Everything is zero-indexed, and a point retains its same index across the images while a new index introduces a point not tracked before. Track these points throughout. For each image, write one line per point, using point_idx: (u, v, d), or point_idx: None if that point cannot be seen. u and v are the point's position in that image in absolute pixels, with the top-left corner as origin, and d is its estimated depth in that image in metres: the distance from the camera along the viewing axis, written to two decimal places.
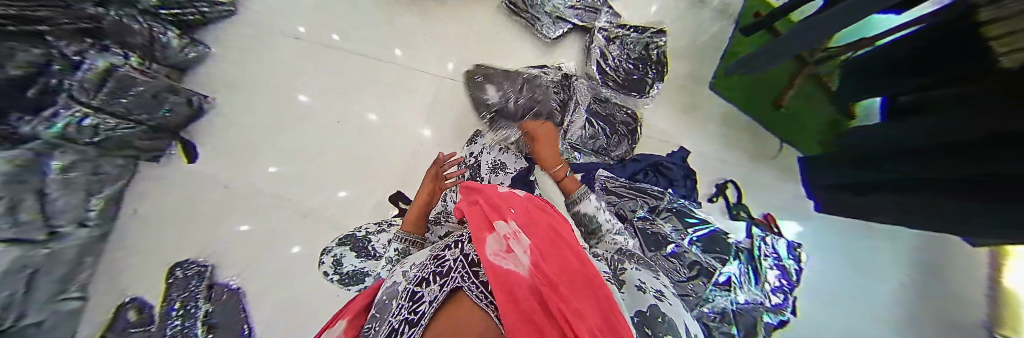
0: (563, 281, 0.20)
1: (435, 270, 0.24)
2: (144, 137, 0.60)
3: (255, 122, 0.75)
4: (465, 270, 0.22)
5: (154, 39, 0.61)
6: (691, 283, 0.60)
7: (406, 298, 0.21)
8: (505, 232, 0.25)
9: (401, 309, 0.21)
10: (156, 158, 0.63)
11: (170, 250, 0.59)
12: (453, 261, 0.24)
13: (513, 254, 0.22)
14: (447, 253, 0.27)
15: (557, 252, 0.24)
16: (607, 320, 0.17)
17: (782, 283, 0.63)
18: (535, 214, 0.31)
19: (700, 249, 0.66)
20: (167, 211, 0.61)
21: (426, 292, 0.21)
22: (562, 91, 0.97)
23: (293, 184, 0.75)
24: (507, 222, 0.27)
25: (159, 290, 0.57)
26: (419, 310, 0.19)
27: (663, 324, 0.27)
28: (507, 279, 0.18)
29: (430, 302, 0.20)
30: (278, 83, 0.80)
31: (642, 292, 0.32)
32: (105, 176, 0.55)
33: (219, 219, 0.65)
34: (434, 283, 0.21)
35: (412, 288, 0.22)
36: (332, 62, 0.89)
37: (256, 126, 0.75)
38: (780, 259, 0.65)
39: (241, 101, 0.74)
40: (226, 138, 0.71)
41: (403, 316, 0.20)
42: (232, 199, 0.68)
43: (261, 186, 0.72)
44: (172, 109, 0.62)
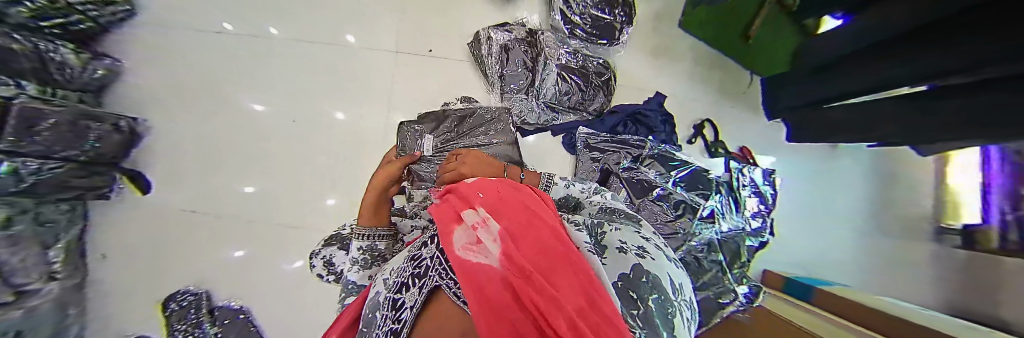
0: (539, 265, 0.18)
1: (414, 272, 0.25)
2: (72, 174, 0.51)
3: (200, 139, 0.66)
4: (441, 268, 0.22)
5: (46, 59, 0.51)
6: (679, 221, 0.64)
7: (389, 308, 0.24)
8: (473, 221, 0.25)
9: (386, 319, 0.23)
10: (106, 195, 0.58)
11: (154, 288, 0.60)
12: (429, 260, 0.25)
13: (482, 246, 0.21)
14: (424, 251, 0.27)
15: (531, 226, 0.23)
16: (589, 299, 0.16)
17: (760, 208, 0.68)
18: (505, 191, 0.29)
19: (684, 189, 0.68)
20: (136, 248, 0.59)
21: (407, 299, 0.23)
22: (529, 48, 0.87)
23: (265, 201, 0.68)
24: (475, 210, 0.26)
25: (159, 322, 0.60)
26: (402, 318, 0.22)
27: (646, 285, 0.26)
28: (474, 276, 0.18)
29: (412, 307, 0.22)
30: (212, 91, 0.69)
31: (625, 253, 0.30)
32: (55, 226, 0.51)
33: (197, 248, 0.62)
34: (413, 287, 0.23)
35: (394, 296, 0.25)
36: (266, 54, 0.75)
37: (204, 144, 0.66)
38: (757, 186, 0.69)
39: (176, 119, 0.65)
40: (175, 163, 0.64)
41: (389, 326, 0.22)
42: (200, 225, 0.64)
43: (231, 210, 0.66)
44: (100, 138, 0.53)
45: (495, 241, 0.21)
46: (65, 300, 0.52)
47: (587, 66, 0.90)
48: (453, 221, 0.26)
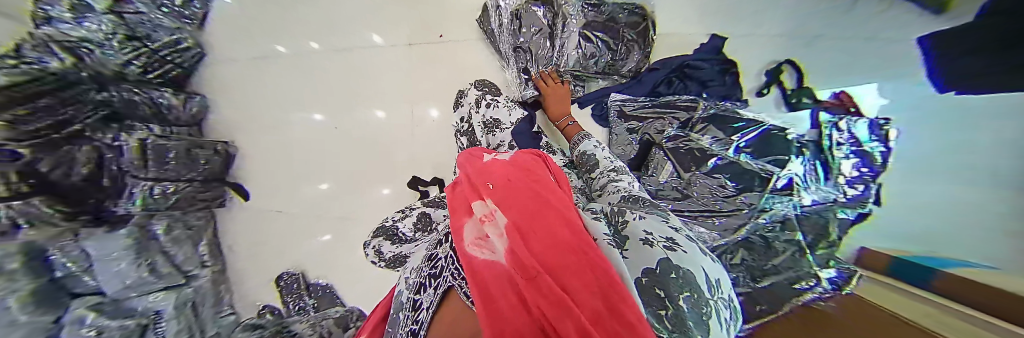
0: (547, 259, 0.18)
1: (430, 272, 0.26)
2: (200, 189, 0.67)
3: (273, 151, 0.79)
4: (453, 268, 0.23)
5: (158, 105, 0.62)
6: (742, 196, 0.54)
7: (410, 309, 0.25)
8: (480, 215, 0.25)
9: (408, 320, 0.25)
10: (223, 204, 0.72)
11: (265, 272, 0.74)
12: (443, 260, 0.26)
13: (489, 243, 0.22)
14: (439, 250, 0.28)
15: (537, 213, 0.22)
16: (604, 296, 0.15)
17: (863, 173, 0.45)
18: (510, 175, 0.28)
19: (751, 156, 0.57)
20: (253, 243, 0.73)
21: (424, 299, 0.24)
22: (547, 12, 0.83)
23: (334, 198, 0.83)
24: (483, 203, 0.27)
25: (274, 294, 0.70)
26: (417, 319, 0.23)
27: (676, 281, 0.25)
28: (482, 276, 0.19)
29: (426, 308, 0.23)
30: (273, 109, 0.80)
31: (650, 247, 0.28)
32: (197, 229, 0.65)
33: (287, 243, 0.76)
34: (430, 287, 0.25)
35: (413, 296, 0.26)
36: (309, 68, 0.85)
37: (275, 156, 0.79)
38: (858, 143, 0.46)
39: (255, 137, 0.77)
40: (259, 174, 0.77)
41: (408, 326, 0.24)
42: (286, 222, 0.77)
43: (309, 205, 0.80)
44: (207, 161, 0.68)
45: (501, 237, 0.22)
46: (219, 280, 0.65)
47: (615, 19, 0.82)
48: (465, 214, 0.27)
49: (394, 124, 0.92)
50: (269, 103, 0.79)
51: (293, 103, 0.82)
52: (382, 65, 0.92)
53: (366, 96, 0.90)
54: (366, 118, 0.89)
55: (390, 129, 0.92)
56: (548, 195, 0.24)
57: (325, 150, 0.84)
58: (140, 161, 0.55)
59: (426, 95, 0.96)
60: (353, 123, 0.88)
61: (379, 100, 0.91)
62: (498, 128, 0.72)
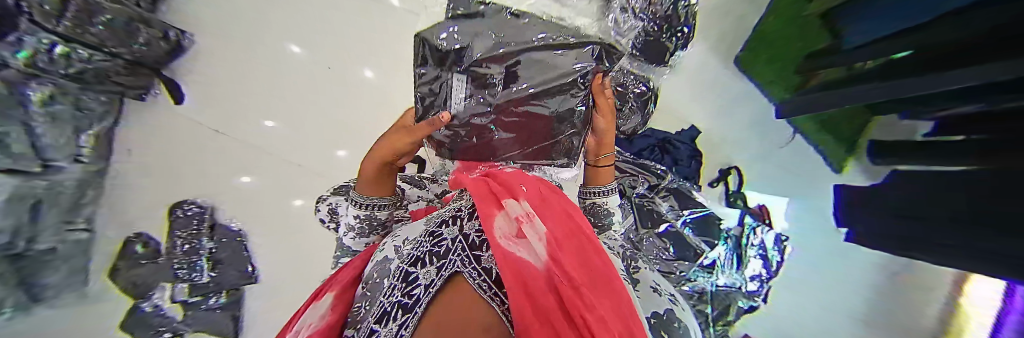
0: (584, 279, 0.18)
1: (431, 249, 0.24)
2: (123, 73, 0.55)
3: (235, 66, 0.69)
4: (465, 254, 0.21)
5: None
6: (677, 262, 0.63)
7: (400, 278, 0.23)
8: (516, 214, 0.24)
9: (394, 291, 0.22)
10: (143, 98, 0.59)
11: (165, 194, 0.61)
12: (451, 242, 0.24)
13: (527, 240, 0.21)
14: (445, 230, 0.26)
15: (574, 241, 0.23)
16: (627, 328, 0.16)
17: (762, 272, 0.62)
18: (548, 195, 0.28)
19: (694, 232, 0.66)
20: (164, 158, 0.61)
21: (421, 276, 0.22)
22: None
23: (281, 138, 0.74)
24: (519, 203, 0.25)
25: (162, 226, 0.61)
26: (413, 294, 0.20)
27: (679, 331, 0.27)
28: (520, 269, 0.18)
29: (424, 286, 0.20)
30: (251, 26, 0.71)
31: (659, 294, 0.31)
32: (90, 112, 0.52)
33: (206, 171, 0.66)
34: (430, 265, 0.22)
35: (407, 267, 0.24)
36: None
37: (237, 74, 0.69)
38: (764, 250, 0.62)
39: (218, 44, 0.67)
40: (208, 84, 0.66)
41: (397, 298, 0.21)
42: (218, 148, 0.66)
43: (256, 141, 0.71)
44: (147, 43, 0.56)
45: (541, 241, 0.21)
46: (86, 183, 0.53)
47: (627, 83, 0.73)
48: (495, 206, 0.25)
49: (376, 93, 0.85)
50: (263, 21, 0.72)
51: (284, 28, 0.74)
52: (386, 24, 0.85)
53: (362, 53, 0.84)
54: (355, 75, 0.83)
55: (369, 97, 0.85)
56: (588, 227, 0.25)
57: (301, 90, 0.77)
58: (54, 9, 0.43)
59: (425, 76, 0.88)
60: (340, 70, 0.81)
61: (373, 60, 0.85)
62: None
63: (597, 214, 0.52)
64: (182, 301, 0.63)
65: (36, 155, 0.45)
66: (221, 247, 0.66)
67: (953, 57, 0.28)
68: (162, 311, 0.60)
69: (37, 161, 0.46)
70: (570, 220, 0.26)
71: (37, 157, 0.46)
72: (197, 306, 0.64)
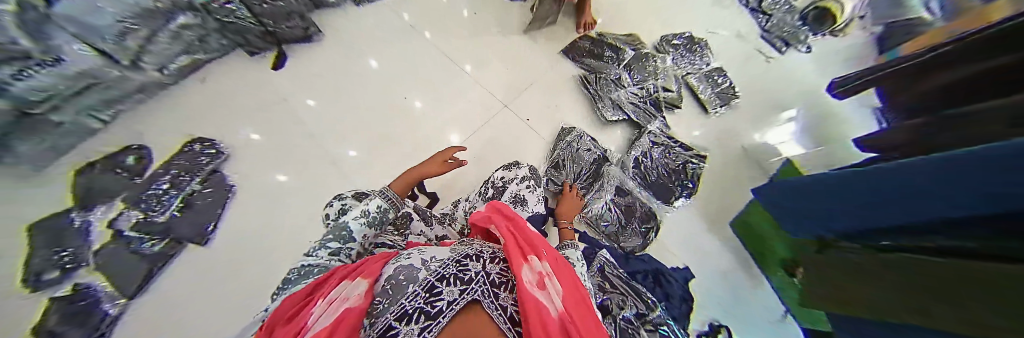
0: None
1: (456, 273, 0.22)
2: (257, 35, 0.73)
3: (328, 65, 0.84)
4: (488, 286, 0.21)
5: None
6: None
7: (423, 289, 0.20)
8: (539, 269, 0.25)
9: (412, 299, 0.20)
10: (254, 54, 0.75)
11: (199, 126, 0.68)
12: (476, 273, 0.22)
13: (547, 290, 0.22)
14: (471, 262, 0.25)
15: (581, 311, 0.24)
16: None
17: None
18: (563, 264, 0.30)
19: None
20: (223, 99, 0.72)
21: (445, 291, 0.19)
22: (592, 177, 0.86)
23: (319, 116, 0.79)
24: (540, 261, 0.27)
25: (169, 151, 0.63)
26: (437, 306, 0.18)
27: None
28: (539, 312, 0.18)
29: (449, 302, 0.18)
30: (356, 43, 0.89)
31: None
32: (205, 46, 0.67)
33: (240, 122, 0.72)
34: (455, 286, 0.20)
35: (432, 281, 0.21)
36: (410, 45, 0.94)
37: (327, 69, 0.83)
38: None
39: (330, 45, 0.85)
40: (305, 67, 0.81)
41: (416, 305, 0.19)
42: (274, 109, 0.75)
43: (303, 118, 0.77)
44: (289, 27, 0.76)
45: (557, 297, 0.22)
46: (143, 88, 0.61)
47: (634, 208, 0.82)
48: (520, 256, 0.27)
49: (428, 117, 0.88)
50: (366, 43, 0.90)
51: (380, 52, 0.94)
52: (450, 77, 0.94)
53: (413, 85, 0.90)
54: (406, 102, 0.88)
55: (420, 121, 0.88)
56: (588, 303, 0.26)
57: (362, 90, 0.85)
58: None
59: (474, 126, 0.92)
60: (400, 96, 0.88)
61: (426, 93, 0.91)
62: (521, 206, 0.71)
63: None
64: (118, 231, 0.53)
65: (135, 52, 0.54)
66: (203, 197, 0.62)
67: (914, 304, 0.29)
68: (89, 232, 0.50)
69: (131, 55, 0.54)
70: (580, 293, 0.27)
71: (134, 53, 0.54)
72: (126, 242, 0.52)
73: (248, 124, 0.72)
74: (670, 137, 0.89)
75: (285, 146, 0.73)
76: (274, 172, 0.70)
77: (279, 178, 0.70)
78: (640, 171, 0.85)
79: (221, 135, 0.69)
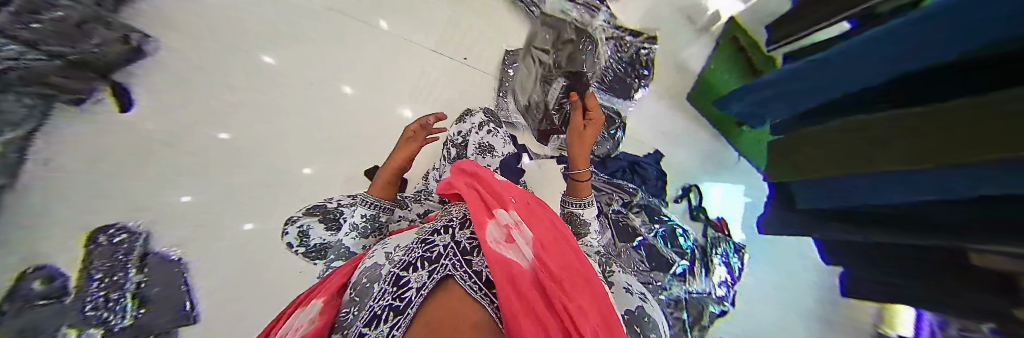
0: (565, 278, 0.21)
1: (423, 255, 0.25)
2: (59, 72, 0.45)
3: (201, 78, 0.63)
4: (456, 258, 0.23)
5: None
6: (653, 273, 0.65)
7: (390, 283, 0.23)
8: (507, 221, 0.26)
9: (384, 294, 0.22)
10: (79, 103, 0.49)
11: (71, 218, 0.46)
12: (442, 248, 0.24)
13: (516, 244, 0.23)
14: (435, 237, 0.27)
15: (558, 245, 0.25)
16: (605, 320, 0.19)
17: (727, 278, 0.67)
18: (534, 206, 0.31)
19: (668, 244, 0.69)
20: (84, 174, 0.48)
21: (413, 279, 0.22)
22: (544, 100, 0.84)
23: (242, 150, 0.67)
24: (507, 212, 0.27)
25: (76, 256, 0.45)
26: (405, 298, 0.20)
27: (649, 325, 0.30)
28: (510, 270, 0.20)
29: (417, 289, 0.20)
30: (220, 36, 0.67)
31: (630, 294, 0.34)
32: (10, 118, 0.40)
33: (155, 187, 0.54)
34: (422, 269, 0.22)
35: (398, 272, 0.24)
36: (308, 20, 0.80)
37: (204, 83, 0.64)
38: (726, 257, 0.69)
39: (188, 50, 0.63)
40: (172, 92, 0.59)
41: (387, 302, 0.21)
42: (171, 160, 0.57)
43: (214, 157, 0.63)
44: (101, 45, 0.50)
45: (528, 246, 0.23)
46: None
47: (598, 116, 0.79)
48: (486, 213, 0.27)
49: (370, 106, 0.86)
50: (234, 28, 0.70)
51: (266, 40, 0.74)
52: (372, 46, 0.87)
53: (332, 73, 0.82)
54: (336, 91, 0.82)
55: (362, 112, 0.85)
56: (567, 233, 0.28)
57: (270, 102, 0.73)
58: None
59: (417, 97, 0.91)
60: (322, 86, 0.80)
61: (356, 77, 0.85)
62: (491, 152, 0.69)
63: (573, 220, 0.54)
64: None
65: None
66: (157, 285, 0.51)
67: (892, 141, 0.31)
68: None
69: None
70: (551, 227, 0.28)
71: None
72: None
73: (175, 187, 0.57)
74: (617, 28, 0.82)
75: (233, 196, 0.64)
76: (223, 223, 0.62)
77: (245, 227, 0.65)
78: (598, 76, 0.80)
79: (133, 212, 0.52)
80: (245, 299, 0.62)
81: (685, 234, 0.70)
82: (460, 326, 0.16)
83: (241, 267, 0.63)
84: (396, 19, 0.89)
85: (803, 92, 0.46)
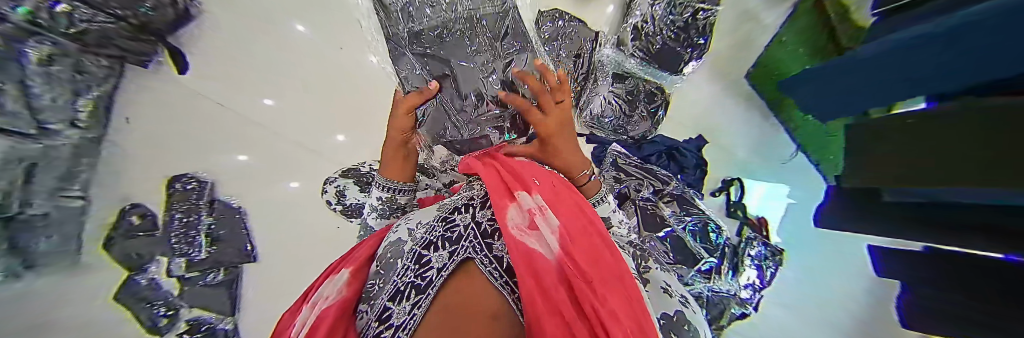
0: (596, 273, 0.19)
1: (443, 234, 0.24)
2: (126, 37, 0.49)
3: (244, 42, 0.66)
4: (477, 241, 0.22)
5: None
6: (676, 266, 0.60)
7: (412, 260, 0.23)
8: (529, 205, 0.24)
9: (407, 271, 0.22)
10: (145, 65, 0.53)
11: (155, 166, 0.53)
12: (463, 228, 0.24)
13: (540, 231, 0.21)
14: (456, 216, 0.26)
15: (588, 235, 0.22)
16: (638, 323, 0.17)
17: (756, 281, 0.62)
18: (561, 186, 0.28)
19: (698, 239, 0.64)
20: (168, 133, 0.54)
21: (434, 259, 0.22)
22: None
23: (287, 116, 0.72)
24: (531, 194, 0.25)
25: (160, 197, 0.54)
26: (426, 277, 0.20)
27: (690, 333, 0.28)
28: (533, 264, 0.19)
29: (438, 269, 0.21)
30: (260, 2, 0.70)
31: (668, 297, 0.32)
32: (89, 77, 0.44)
33: (212, 145, 0.61)
34: (443, 249, 0.22)
35: (419, 250, 0.24)
36: None
37: (248, 47, 0.67)
38: (759, 259, 0.62)
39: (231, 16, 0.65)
40: (220, 55, 0.63)
41: (409, 279, 0.21)
42: (228, 121, 0.63)
43: (261, 120, 0.68)
44: (155, 9, 0.52)
45: (553, 234, 0.21)
46: (83, 151, 0.43)
47: (637, 93, 0.70)
48: (507, 197, 0.25)
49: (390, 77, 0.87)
50: None
51: (302, 8, 0.77)
52: None
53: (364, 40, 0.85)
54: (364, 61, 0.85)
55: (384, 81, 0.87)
56: (598, 220, 0.25)
57: (308, 70, 0.77)
58: None
59: None
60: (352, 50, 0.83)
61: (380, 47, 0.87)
62: None
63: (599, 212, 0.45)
64: (183, 277, 0.57)
65: (33, 116, 0.36)
66: (223, 228, 0.61)
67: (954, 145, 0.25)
68: (158, 284, 0.53)
69: (34, 123, 0.36)
70: (582, 212, 0.25)
71: (34, 118, 0.36)
72: (193, 282, 0.58)
73: (227, 144, 0.63)
74: None
75: (280, 157, 0.71)
76: (272, 182, 0.69)
77: (291, 186, 0.71)
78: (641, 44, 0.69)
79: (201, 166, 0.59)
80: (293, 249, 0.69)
81: (717, 231, 0.65)
82: (480, 311, 0.17)
83: (293, 219, 0.71)
84: None
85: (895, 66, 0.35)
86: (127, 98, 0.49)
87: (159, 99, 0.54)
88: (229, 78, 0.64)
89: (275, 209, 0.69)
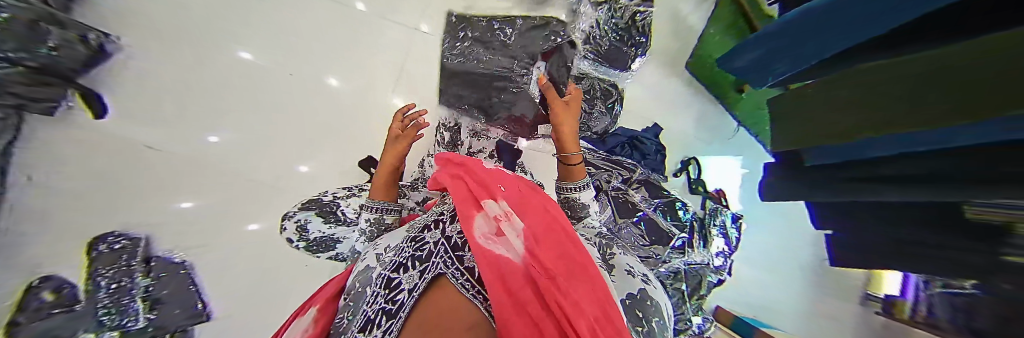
0: (561, 269, 0.20)
1: (413, 254, 0.24)
2: (20, 81, 0.42)
3: (178, 76, 0.60)
4: (448, 255, 0.22)
5: None
6: (652, 247, 0.64)
7: (382, 286, 0.22)
8: (495, 213, 0.24)
9: (377, 298, 0.21)
10: (53, 112, 0.46)
11: (73, 221, 0.45)
12: (433, 245, 0.23)
13: (505, 237, 0.22)
14: (427, 234, 0.26)
15: (554, 234, 0.23)
16: (603, 311, 0.18)
17: (726, 248, 0.67)
18: (527, 191, 0.28)
19: (668, 218, 0.69)
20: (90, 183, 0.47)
21: (404, 280, 0.21)
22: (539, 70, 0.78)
23: (237, 149, 0.67)
24: (497, 202, 0.26)
25: (81, 263, 0.46)
26: (397, 300, 0.19)
27: (652, 309, 0.30)
28: (499, 269, 0.19)
29: (408, 291, 0.20)
30: (196, 34, 0.65)
31: (631, 277, 0.34)
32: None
33: (147, 191, 0.53)
34: (413, 269, 0.22)
35: (389, 273, 0.23)
36: (289, 15, 0.80)
37: (184, 82, 0.61)
38: (724, 227, 0.67)
39: (164, 49, 0.60)
40: (149, 91, 0.57)
41: (380, 305, 0.20)
42: (167, 163, 0.56)
43: (207, 158, 0.62)
44: (57, 48, 0.46)
45: (519, 238, 0.22)
46: None
47: (595, 91, 0.75)
48: (474, 206, 0.26)
49: (351, 99, 0.85)
50: (209, 25, 0.68)
51: (248, 37, 0.73)
52: (356, 35, 0.86)
53: (320, 62, 0.82)
54: (320, 84, 0.82)
55: (344, 104, 0.84)
56: (563, 218, 0.26)
57: (259, 99, 0.72)
58: None
59: (402, 83, 0.89)
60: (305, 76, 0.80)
61: (338, 69, 0.84)
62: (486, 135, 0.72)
63: (574, 208, 0.46)
64: None
65: None
66: (167, 286, 0.53)
67: (883, 102, 0.28)
68: None
69: None
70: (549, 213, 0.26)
71: None
72: None
73: (169, 192, 0.56)
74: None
75: (236, 197, 0.64)
76: (225, 226, 0.62)
77: (252, 227, 0.66)
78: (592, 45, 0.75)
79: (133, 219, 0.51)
80: (262, 298, 0.63)
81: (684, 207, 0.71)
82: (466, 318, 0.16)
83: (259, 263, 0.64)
84: (378, 6, 0.88)
85: (796, 44, 0.41)
86: (29, 148, 0.42)
87: (77, 145, 0.47)
88: (162, 114, 0.57)
89: (233, 255, 0.62)
